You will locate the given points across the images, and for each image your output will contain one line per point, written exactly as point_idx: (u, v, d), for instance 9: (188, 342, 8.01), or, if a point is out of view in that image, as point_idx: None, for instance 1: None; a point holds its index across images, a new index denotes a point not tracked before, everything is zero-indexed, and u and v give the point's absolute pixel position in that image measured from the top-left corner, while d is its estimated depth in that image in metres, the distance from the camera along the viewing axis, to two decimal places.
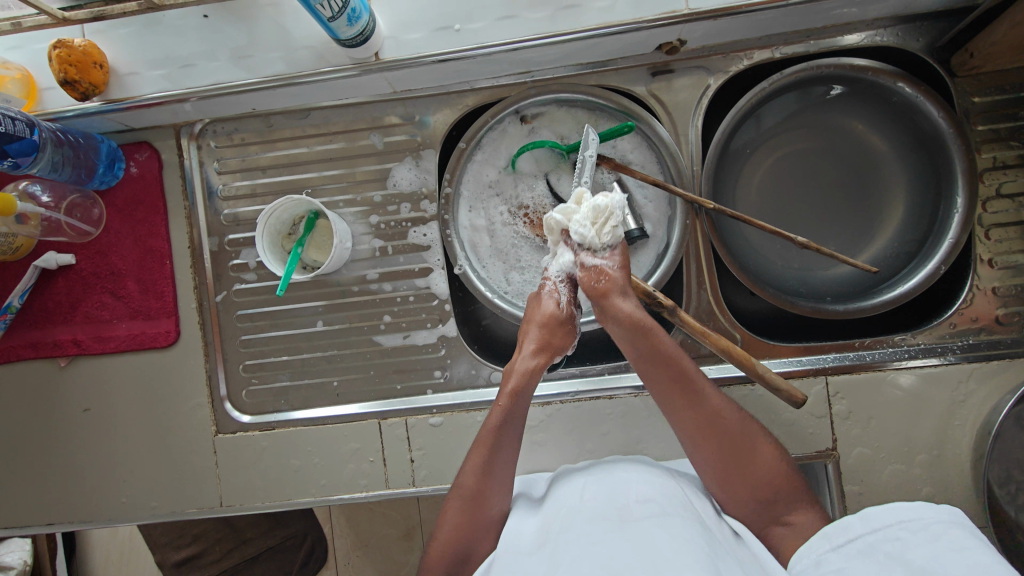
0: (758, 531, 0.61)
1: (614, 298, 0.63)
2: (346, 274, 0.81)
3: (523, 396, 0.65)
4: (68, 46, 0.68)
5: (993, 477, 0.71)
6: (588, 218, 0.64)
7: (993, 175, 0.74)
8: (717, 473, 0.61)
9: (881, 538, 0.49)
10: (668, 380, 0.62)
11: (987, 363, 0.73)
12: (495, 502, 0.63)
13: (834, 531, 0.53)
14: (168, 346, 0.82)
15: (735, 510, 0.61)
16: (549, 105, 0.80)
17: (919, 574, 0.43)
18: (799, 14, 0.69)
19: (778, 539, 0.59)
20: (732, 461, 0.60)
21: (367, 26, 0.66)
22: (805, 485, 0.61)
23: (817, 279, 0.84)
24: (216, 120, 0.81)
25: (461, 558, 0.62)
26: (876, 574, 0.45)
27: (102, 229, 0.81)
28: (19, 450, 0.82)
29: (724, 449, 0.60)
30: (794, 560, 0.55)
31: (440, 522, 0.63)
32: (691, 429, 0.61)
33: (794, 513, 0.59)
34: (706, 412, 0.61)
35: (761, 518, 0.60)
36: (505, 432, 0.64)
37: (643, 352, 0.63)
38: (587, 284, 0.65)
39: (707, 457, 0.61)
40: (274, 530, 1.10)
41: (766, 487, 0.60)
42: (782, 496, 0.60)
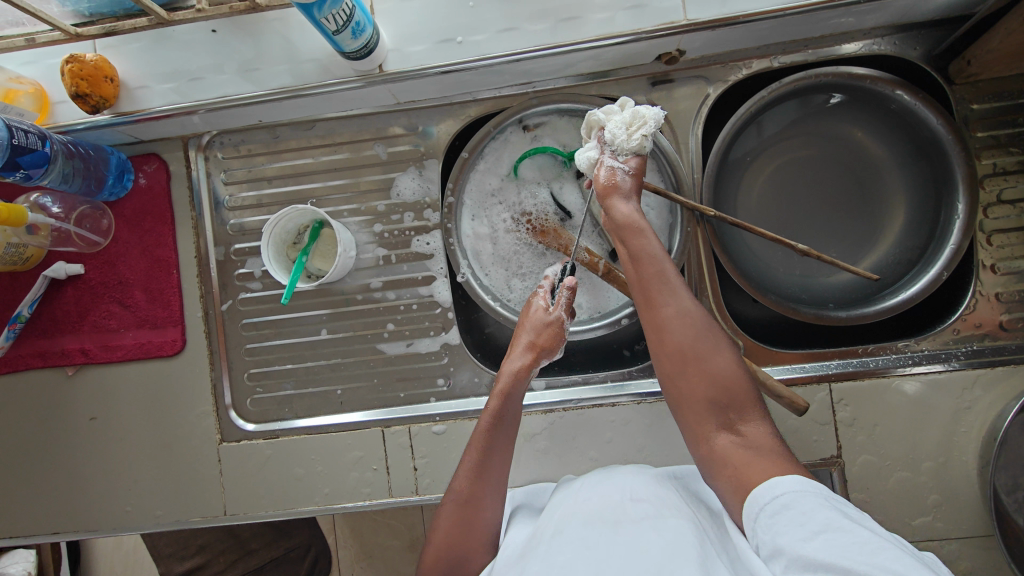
0: (700, 438, 0.58)
1: (614, 200, 0.66)
2: (350, 283, 0.82)
3: (515, 400, 0.66)
4: (80, 61, 0.70)
5: (1000, 484, 0.70)
6: (623, 121, 0.65)
7: (993, 181, 0.74)
8: (676, 368, 0.60)
9: (804, 500, 0.48)
10: (646, 275, 0.62)
11: (992, 369, 0.72)
12: (490, 505, 0.61)
13: (759, 490, 0.51)
14: (175, 354, 0.82)
15: (684, 408, 0.59)
16: (550, 114, 0.81)
17: (853, 540, 0.42)
18: (796, 24, 0.70)
19: (722, 445, 0.56)
20: (694, 360, 0.59)
21: (371, 39, 0.67)
22: (761, 401, 0.59)
23: (819, 285, 0.84)
24: (223, 132, 0.83)
25: (458, 562, 0.60)
26: (808, 535, 0.44)
27: (111, 239, 0.82)
28: (27, 459, 0.83)
29: (688, 346, 0.59)
30: (743, 511, 0.52)
31: (435, 524, 0.62)
32: (660, 321, 0.61)
33: (744, 422, 0.57)
34: (678, 307, 0.60)
35: (710, 426, 0.58)
36: (495, 436, 0.63)
37: (626, 245, 0.65)
38: (599, 181, 0.67)
39: (668, 350, 0.60)
40: (276, 542, 1.10)
41: (722, 392, 0.58)
42: (735, 405, 0.57)
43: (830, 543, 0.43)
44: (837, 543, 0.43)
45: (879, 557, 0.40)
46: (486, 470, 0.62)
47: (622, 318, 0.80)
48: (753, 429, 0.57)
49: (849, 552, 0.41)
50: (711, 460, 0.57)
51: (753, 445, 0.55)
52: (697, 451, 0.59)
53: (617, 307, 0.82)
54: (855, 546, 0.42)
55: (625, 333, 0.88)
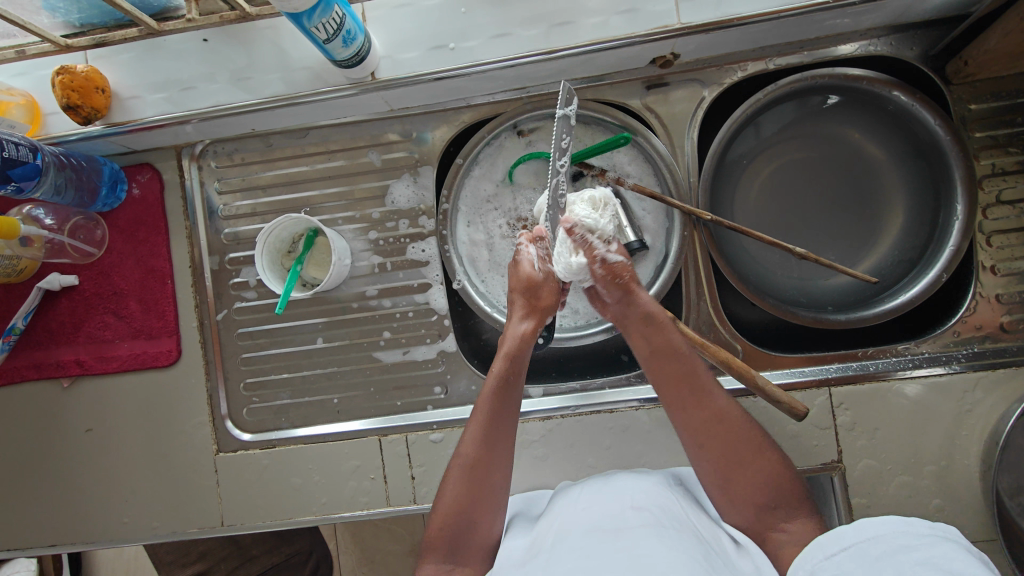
0: (753, 537, 0.58)
1: (637, 290, 0.67)
2: (346, 291, 0.82)
3: (519, 362, 0.65)
4: (70, 71, 0.69)
5: (1003, 488, 0.69)
6: (589, 206, 0.66)
7: (993, 181, 0.73)
8: (718, 472, 0.60)
9: (874, 546, 0.47)
10: (678, 373, 0.63)
11: (994, 372, 0.71)
12: (499, 474, 0.62)
13: (827, 540, 0.51)
14: (170, 365, 0.82)
15: (731, 512, 0.60)
16: (545, 119, 0.81)
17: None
18: (791, 26, 0.69)
19: (777, 546, 0.56)
20: (737, 459, 0.60)
21: (362, 47, 0.67)
22: (806, 493, 0.59)
23: (818, 289, 0.83)
24: (216, 141, 0.82)
25: (466, 528, 0.60)
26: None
27: (105, 250, 0.82)
28: (23, 471, 0.82)
29: (728, 450, 0.60)
30: (802, 561, 0.52)
31: (442, 491, 0.62)
32: (694, 424, 0.61)
33: (792, 520, 0.57)
34: (713, 410, 0.61)
35: (758, 525, 0.58)
36: (502, 394, 0.63)
37: (651, 343, 0.65)
38: (606, 277, 0.66)
39: (706, 456, 0.60)
40: (278, 548, 1.08)
41: (766, 492, 0.58)
42: (783, 502, 0.58)
43: None
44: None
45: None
46: (496, 435, 0.62)
47: None
48: (801, 525, 0.57)
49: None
50: (766, 556, 0.57)
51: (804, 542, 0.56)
52: None
53: None
54: None
55: (624, 338, 0.87)
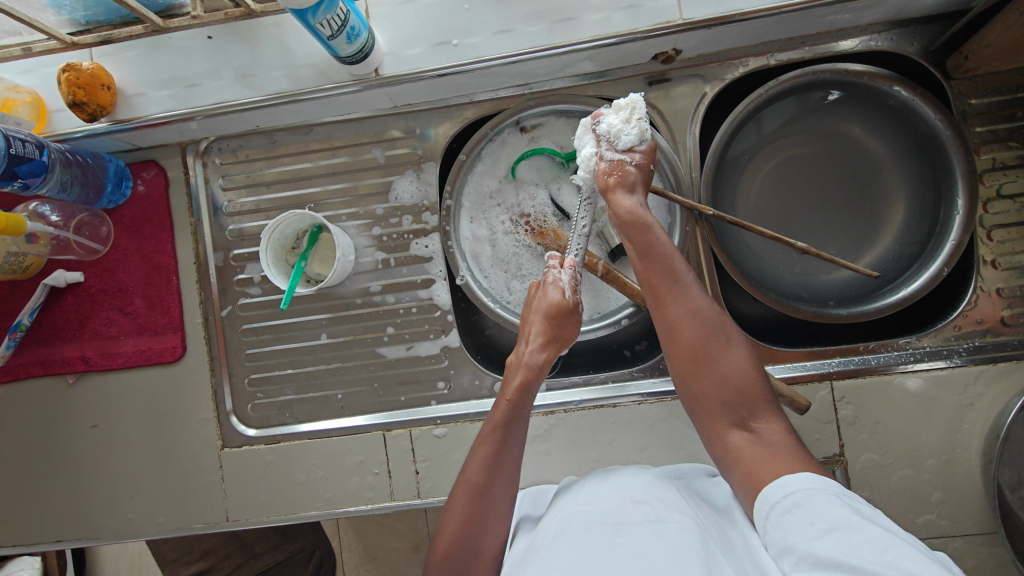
0: (713, 434, 0.59)
1: (618, 192, 0.64)
2: (349, 287, 0.82)
3: (532, 392, 0.64)
4: (76, 69, 0.70)
5: (1004, 482, 0.70)
6: (617, 113, 0.64)
7: (993, 176, 0.74)
8: (689, 368, 0.60)
9: (815, 498, 0.49)
10: (658, 271, 0.62)
11: (994, 365, 0.72)
12: (502, 495, 0.61)
13: (771, 490, 0.52)
14: (175, 361, 0.83)
15: (697, 408, 0.60)
16: (548, 115, 0.81)
17: (864, 535, 0.44)
18: (793, 21, 0.70)
19: (737, 442, 0.57)
20: (708, 359, 0.59)
21: (366, 43, 0.67)
22: (772, 395, 0.59)
23: (820, 283, 0.83)
24: (220, 138, 0.83)
25: (472, 552, 0.60)
26: (820, 533, 0.46)
27: (110, 246, 0.82)
28: (29, 467, 0.83)
29: (700, 347, 0.60)
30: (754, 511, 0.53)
31: (445, 518, 0.61)
32: (670, 323, 0.61)
33: (757, 420, 0.58)
34: (691, 308, 0.60)
35: (721, 421, 0.59)
36: (511, 427, 0.62)
37: (635, 244, 0.63)
38: (604, 173, 0.65)
39: (678, 352, 0.60)
40: (281, 545, 1.08)
41: (733, 391, 0.58)
42: (749, 402, 0.58)
43: (841, 541, 0.44)
44: (842, 536, 0.45)
45: (891, 554, 0.41)
46: (499, 462, 0.61)
47: (621, 319, 0.80)
48: (767, 426, 0.58)
49: (859, 549, 0.43)
50: (725, 456, 0.58)
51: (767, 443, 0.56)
52: (709, 446, 0.60)
53: (617, 307, 0.81)
54: (866, 544, 0.43)
55: (626, 333, 0.87)
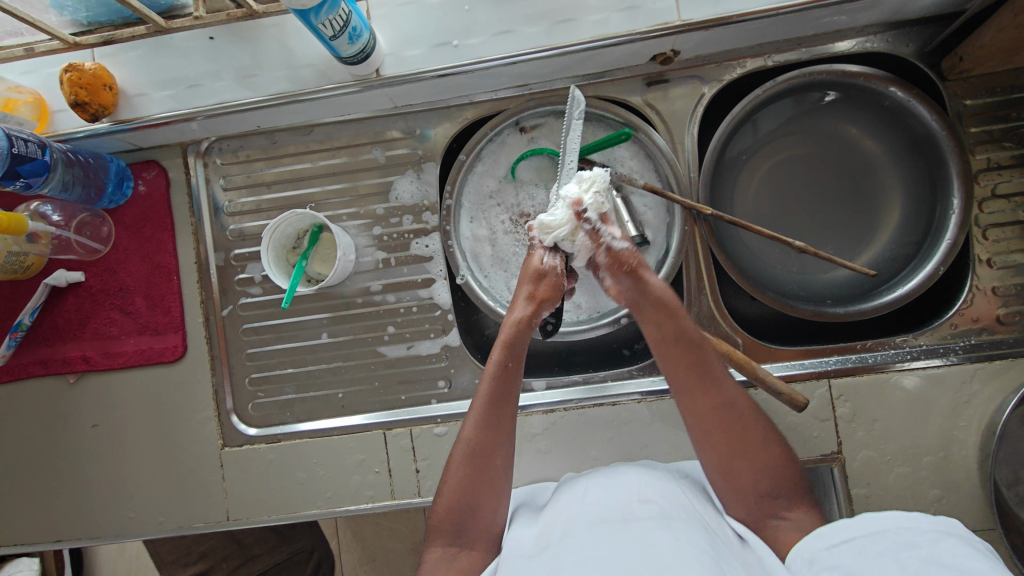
0: (749, 525, 0.59)
1: (646, 274, 0.65)
2: (350, 286, 0.82)
3: (518, 347, 0.64)
4: (79, 69, 0.70)
5: (1000, 478, 0.70)
6: (583, 187, 0.65)
7: (988, 176, 0.74)
8: (723, 463, 0.60)
9: (874, 540, 0.48)
10: (688, 360, 0.63)
11: (990, 363, 0.72)
12: (501, 455, 0.62)
13: (829, 530, 0.52)
14: (176, 360, 0.83)
15: (732, 500, 0.60)
16: (547, 116, 0.82)
17: (911, 574, 0.42)
18: (789, 23, 0.70)
19: (775, 532, 0.57)
20: (741, 448, 0.60)
21: (368, 44, 0.68)
22: (806, 486, 0.60)
23: (818, 283, 0.84)
24: (221, 138, 0.83)
25: (470, 513, 0.61)
26: (866, 571, 0.45)
27: (111, 246, 0.83)
28: (30, 467, 0.83)
29: (733, 435, 0.60)
30: (797, 549, 0.53)
31: (445, 479, 0.62)
32: (701, 416, 0.61)
33: (794, 508, 0.58)
34: (722, 399, 0.61)
35: (756, 513, 0.59)
36: (500, 385, 0.63)
37: (661, 326, 0.64)
38: (614, 264, 0.66)
39: (712, 442, 0.60)
40: (279, 547, 1.09)
41: (769, 482, 0.59)
42: (783, 492, 0.59)
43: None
44: (887, 573, 0.43)
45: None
46: (498, 421, 0.62)
47: (621, 318, 0.80)
48: (801, 515, 0.58)
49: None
50: (761, 545, 0.58)
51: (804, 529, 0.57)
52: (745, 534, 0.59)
53: (616, 306, 0.82)
54: None
55: (625, 333, 0.88)
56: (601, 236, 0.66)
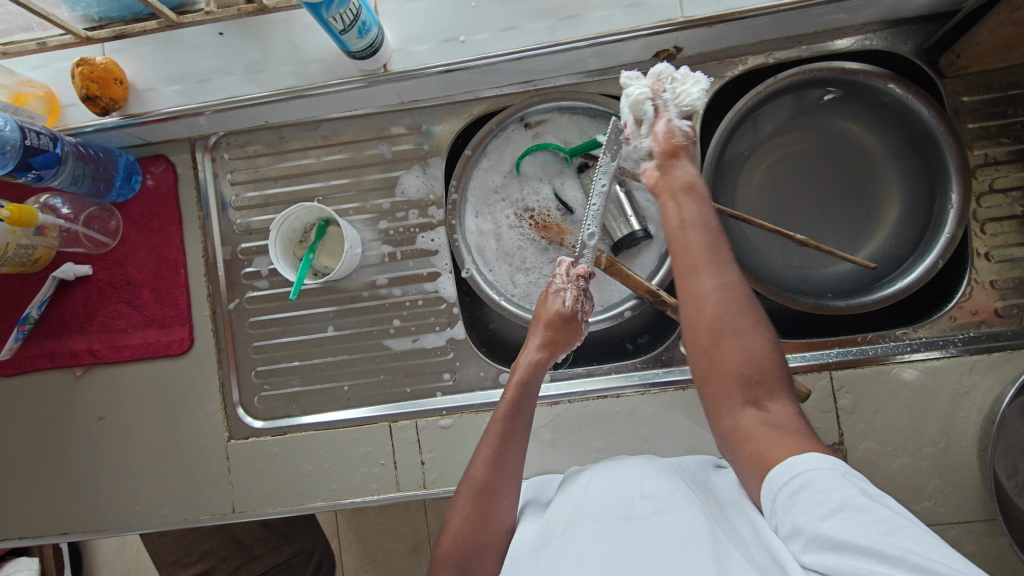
0: (722, 411, 0.57)
1: (678, 159, 0.64)
2: (356, 280, 0.83)
3: (531, 391, 0.66)
4: (90, 63, 0.71)
5: (998, 468, 0.71)
6: (682, 77, 0.65)
7: (985, 171, 0.76)
8: (709, 340, 0.57)
9: (823, 477, 0.49)
10: (695, 240, 0.60)
11: (988, 355, 0.74)
12: (506, 496, 0.62)
13: (778, 470, 0.50)
14: (182, 353, 0.83)
15: (708, 380, 0.58)
16: (552, 112, 0.83)
17: (872, 519, 0.45)
18: (790, 20, 0.72)
19: (746, 420, 0.55)
20: (732, 331, 0.57)
21: (376, 39, 0.69)
22: (788, 381, 0.57)
23: (818, 277, 0.85)
24: (229, 133, 0.84)
25: (476, 549, 0.60)
26: (827, 514, 0.46)
27: (119, 240, 0.83)
28: (36, 459, 0.83)
29: (727, 319, 0.58)
30: (762, 492, 0.52)
31: (452, 512, 0.62)
32: (699, 292, 0.59)
33: (772, 400, 0.56)
34: (723, 282, 0.59)
35: (734, 398, 0.56)
36: (510, 422, 0.64)
37: (678, 209, 0.62)
38: (661, 136, 0.65)
39: (703, 319, 0.58)
40: (280, 546, 1.09)
41: (751, 367, 0.56)
42: (763, 382, 0.56)
43: (852, 524, 0.45)
44: (855, 525, 0.45)
45: (899, 538, 0.43)
46: (502, 462, 0.62)
47: (624, 310, 0.81)
48: (779, 409, 0.56)
49: (871, 533, 0.44)
50: (733, 433, 0.56)
51: (776, 424, 0.54)
52: (716, 422, 0.58)
53: (620, 300, 0.83)
54: (874, 527, 0.44)
55: (628, 327, 0.89)
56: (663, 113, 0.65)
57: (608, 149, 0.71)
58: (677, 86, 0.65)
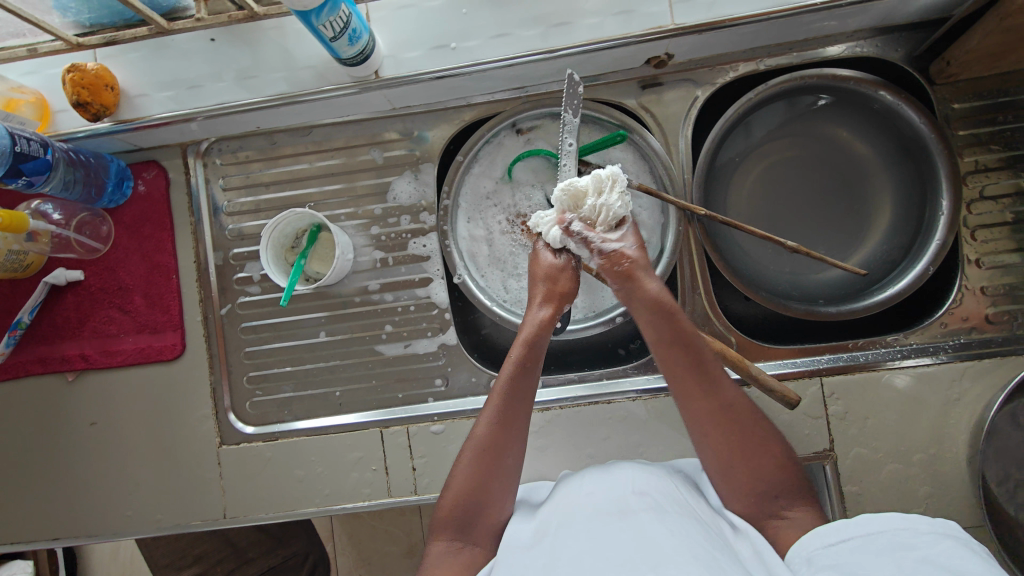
0: (753, 529, 0.58)
1: (638, 275, 0.64)
2: (348, 285, 0.83)
3: (538, 347, 0.65)
4: (81, 70, 0.71)
5: (989, 475, 0.71)
6: (592, 189, 0.65)
7: (976, 178, 0.76)
8: (722, 464, 0.60)
9: (873, 541, 0.47)
10: (687, 364, 0.62)
11: (979, 362, 0.74)
12: (510, 455, 0.62)
13: (828, 530, 0.51)
14: (174, 359, 0.83)
15: (733, 504, 0.59)
16: (544, 118, 0.83)
17: (909, 573, 0.42)
18: (781, 27, 0.72)
19: (775, 531, 0.56)
20: (741, 451, 0.59)
21: (367, 46, 0.69)
22: (806, 487, 0.59)
23: (810, 283, 0.85)
24: (221, 139, 0.84)
25: (478, 505, 0.61)
26: (860, 567, 0.45)
27: (111, 245, 0.83)
28: (27, 465, 0.83)
29: (735, 439, 0.60)
30: (795, 551, 0.53)
31: (453, 474, 0.62)
32: (702, 417, 0.61)
33: (793, 508, 0.57)
34: (721, 399, 0.61)
35: (758, 512, 0.58)
36: (516, 382, 0.63)
37: (658, 330, 0.63)
38: (607, 266, 0.65)
39: (712, 443, 0.60)
40: (275, 550, 1.09)
41: (768, 484, 0.58)
42: (783, 493, 0.58)
43: (883, 575, 0.43)
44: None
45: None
46: (509, 420, 0.62)
47: (616, 317, 0.81)
48: (800, 514, 0.57)
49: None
50: (763, 541, 0.57)
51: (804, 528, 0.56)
52: None
53: (612, 306, 0.83)
54: None
55: (620, 332, 0.89)
56: (592, 242, 0.65)
57: (569, 107, 0.70)
58: (601, 200, 0.65)
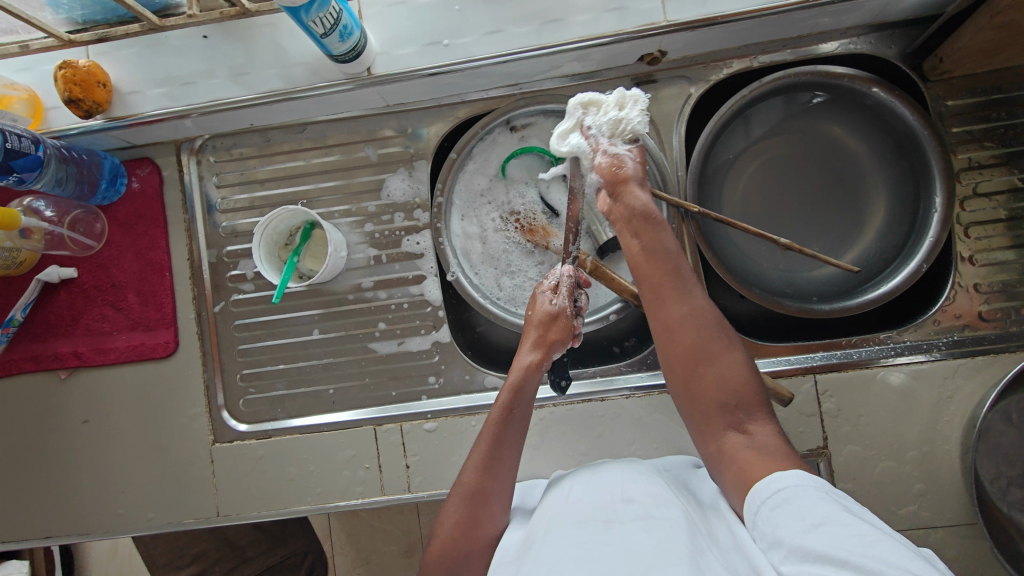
0: (709, 438, 0.60)
1: (631, 184, 0.65)
2: (342, 283, 0.83)
3: (524, 394, 0.66)
4: (73, 66, 0.71)
5: (982, 472, 0.71)
6: (614, 104, 0.66)
7: (969, 175, 0.76)
8: (686, 368, 0.61)
9: (804, 492, 0.49)
10: (658, 271, 0.64)
11: (972, 359, 0.74)
12: (496, 504, 0.61)
13: (762, 486, 0.52)
14: (167, 356, 0.83)
15: (694, 411, 0.61)
16: (537, 115, 0.83)
17: (853, 531, 0.44)
18: (774, 24, 0.72)
19: (731, 445, 0.57)
20: (706, 359, 0.61)
21: (359, 43, 0.69)
22: (768, 405, 0.60)
23: (803, 280, 0.85)
24: (215, 136, 0.84)
25: (465, 554, 0.60)
26: (811, 530, 0.46)
27: (104, 243, 0.83)
28: (19, 462, 0.83)
29: (701, 348, 0.61)
30: (744, 505, 0.53)
31: (442, 517, 0.62)
32: (671, 321, 0.62)
33: (751, 422, 0.58)
34: (692, 308, 0.62)
35: (716, 422, 0.59)
36: (505, 429, 0.64)
37: (641, 238, 0.65)
38: (606, 169, 0.67)
39: (679, 351, 0.61)
40: (272, 549, 1.08)
41: (732, 394, 0.59)
42: (743, 404, 0.59)
43: (831, 536, 0.44)
44: (835, 534, 0.45)
45: (877, 551, 0.42)
46: (499, 462, 0.63)
47: (609, 314, 0.81)
48: (761, 430, 0.58)
49: (848, 545, 0.43)
50: (719, 456, 0.58)
51: (760, 446, 0.56)
52: (704, 447, 0.60)
53: (606, 303, 0.83)
54: (854, 539, 0.43)
55: (615, 330, 0.89)
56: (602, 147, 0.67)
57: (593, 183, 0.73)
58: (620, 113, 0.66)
